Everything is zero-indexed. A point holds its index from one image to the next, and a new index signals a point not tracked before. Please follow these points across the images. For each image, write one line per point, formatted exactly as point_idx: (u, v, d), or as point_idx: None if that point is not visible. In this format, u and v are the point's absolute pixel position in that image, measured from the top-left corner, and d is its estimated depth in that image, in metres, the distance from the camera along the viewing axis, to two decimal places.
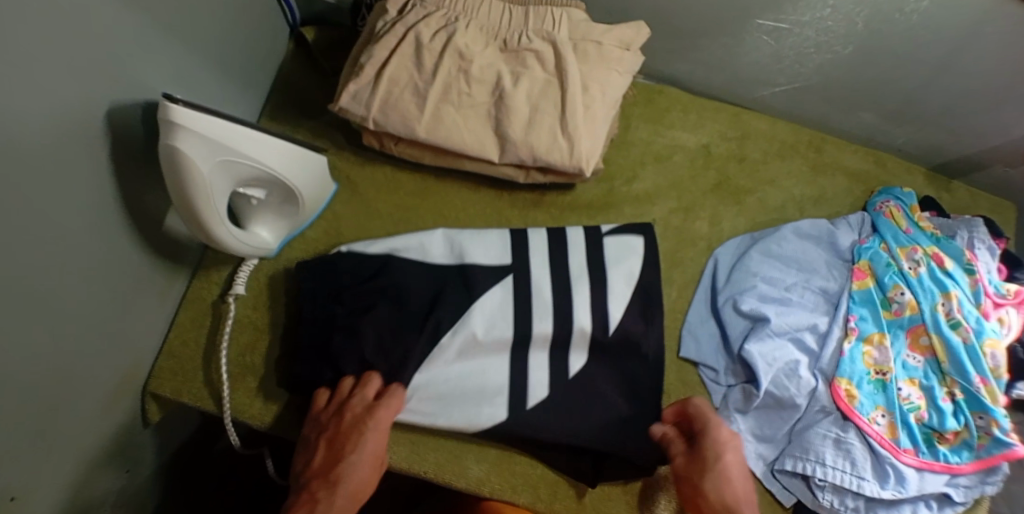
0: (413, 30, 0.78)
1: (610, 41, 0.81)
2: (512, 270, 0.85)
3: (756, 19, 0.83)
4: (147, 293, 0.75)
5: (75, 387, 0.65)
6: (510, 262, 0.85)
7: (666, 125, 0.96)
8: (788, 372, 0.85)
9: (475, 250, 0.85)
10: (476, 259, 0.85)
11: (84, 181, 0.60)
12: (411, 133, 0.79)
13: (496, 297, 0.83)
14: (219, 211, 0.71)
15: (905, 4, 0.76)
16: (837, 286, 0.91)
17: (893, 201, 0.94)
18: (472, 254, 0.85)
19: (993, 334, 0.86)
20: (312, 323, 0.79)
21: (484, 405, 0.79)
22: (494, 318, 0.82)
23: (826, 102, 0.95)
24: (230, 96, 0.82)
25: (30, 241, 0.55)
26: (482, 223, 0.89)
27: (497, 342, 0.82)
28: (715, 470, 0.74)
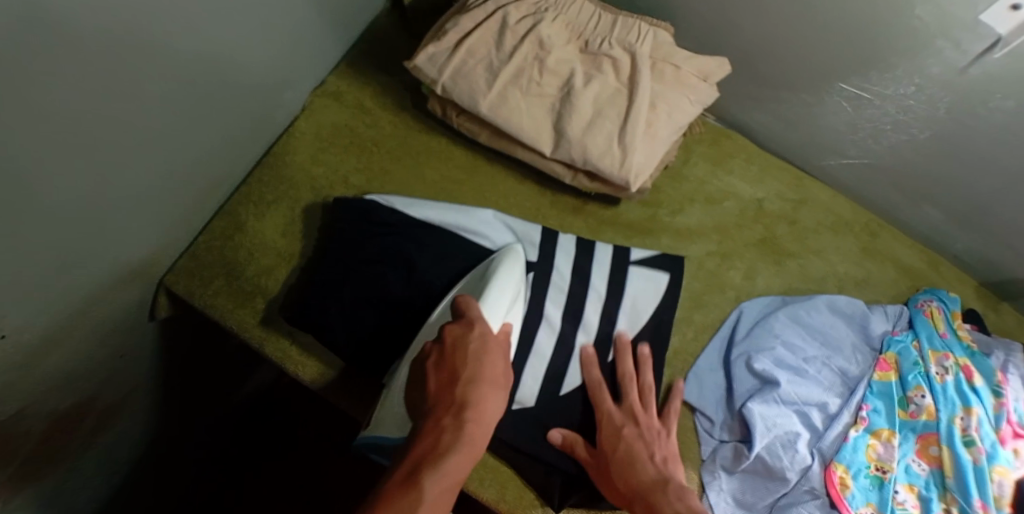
0: (502, 10, 0.81)
1: (689, 68, 0.82)
2: (534, 269, 0.84)
3: (840, 82, 0.83)
4: (191, 188, 0.77)
5: (99, 246, 0.68)
6: (536, 259, 0.85)
7: (726, 170, 0.95)
8: (786, 442, 0.82)
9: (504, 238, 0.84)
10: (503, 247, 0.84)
11: (156, 54, 0.63)
12: (474, 106, 0.80)
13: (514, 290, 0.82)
14: (494, 303, 0.74)
15: (991, 98, 0.76)
16: (857, 371, 0.87)
17: (936, 302, 0.91)
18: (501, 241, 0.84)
19: (1005, 462, 0.81)
20: (336, 252, 0.80)
21: None
22: None
23: (891, 188, 0.93)
24: (320, 30, 0.85)
25: (93, 89, 0.59)
26: (518, 214, 0.89)
27: (503, 331, 0.80)
28: (616, 455, 0.74)
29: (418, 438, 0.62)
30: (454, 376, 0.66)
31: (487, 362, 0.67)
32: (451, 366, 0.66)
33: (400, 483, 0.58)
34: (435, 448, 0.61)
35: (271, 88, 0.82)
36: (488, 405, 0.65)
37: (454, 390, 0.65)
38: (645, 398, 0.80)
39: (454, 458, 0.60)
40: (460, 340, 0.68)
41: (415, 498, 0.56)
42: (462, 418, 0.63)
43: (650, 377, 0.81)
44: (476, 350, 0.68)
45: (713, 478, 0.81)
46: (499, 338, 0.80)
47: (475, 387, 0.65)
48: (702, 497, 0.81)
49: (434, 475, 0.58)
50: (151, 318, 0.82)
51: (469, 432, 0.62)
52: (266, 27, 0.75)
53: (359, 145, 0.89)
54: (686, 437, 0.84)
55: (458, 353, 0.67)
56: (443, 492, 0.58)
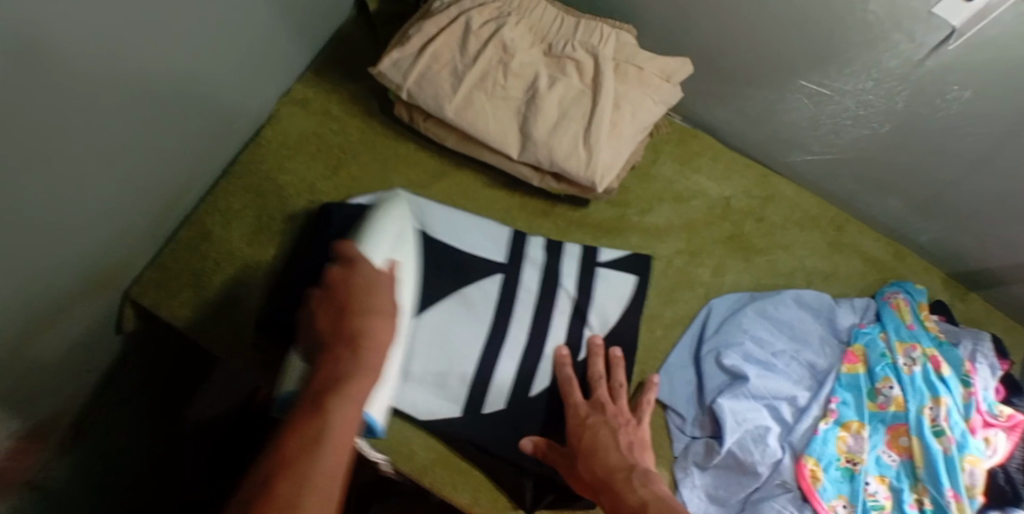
0: (465, 15, 0.81)
1: (652, 69, 0.83)
2: (502, 270, 0.85)
3: (800, 79, 0.85)
4: (156, 196, 0.78)
5: (65, 256, 0.68)
6: (504, 261, 0.85)
7: (693, 169, 0.96)
8: (756, 437, 0.82)
9: (473, 241, 0.86)
10: (472, 249, 0.85)
11: (118, 63, 0.63)
12: (440, 110, 0.81)
13: (480, 291, 0.83)
14: (382, 245, 0.76)
15: (947, 89, 0.77)
16: (825, 364, 0.88)
17: (902, 294, 0.92)
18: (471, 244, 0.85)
19: (975, 451, 0.82)
20: (321, 257, 0.81)
21: (439, 396, 0.80)
22: (475, 307, 0.83)
23: (855, 181, 0.95)
24: (284, 38, 0.86)
25: (54, 98, 0.59)
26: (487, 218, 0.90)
27: (472, 335, 0.82)
28: (582, 447, 0.75)
29: (318, 373, 0.59)
30: (345, 307, 0.62)
31: (379, 293, 0.64)
32: (341, 302, 0.63)
33: (307, 414, 0.55)
34: (335, 378, 0.58)
35: (237, 95, 0.82)
36: (380, 334, 0.62)
37: (343, 320, 0.62)
38: (614, 394, 0.81)
39: (356, 386, 0.58)
40: (342, 279, 0.64)
41: (320, 423, 0.55)
42: (355, 347, 0.60)
43: (621, 376, 0.82)
44: (363, 285, 0.63)
45: (686, 474, 0.82)
46: (467, 339, 0.82)
47: (361, 317, 0.61)
48: (676, 493, 0.82)
49: (340, 401, 0.56)
50: (118, 330, 0.82)
51: (364, 358, 0.59)
52: (229, 34, 0.76)
53: (327, 151, 0.89)
54: (658, 434, 0.85)
55: (342, 289, 0.63)
56: (350, 418, 0.56)
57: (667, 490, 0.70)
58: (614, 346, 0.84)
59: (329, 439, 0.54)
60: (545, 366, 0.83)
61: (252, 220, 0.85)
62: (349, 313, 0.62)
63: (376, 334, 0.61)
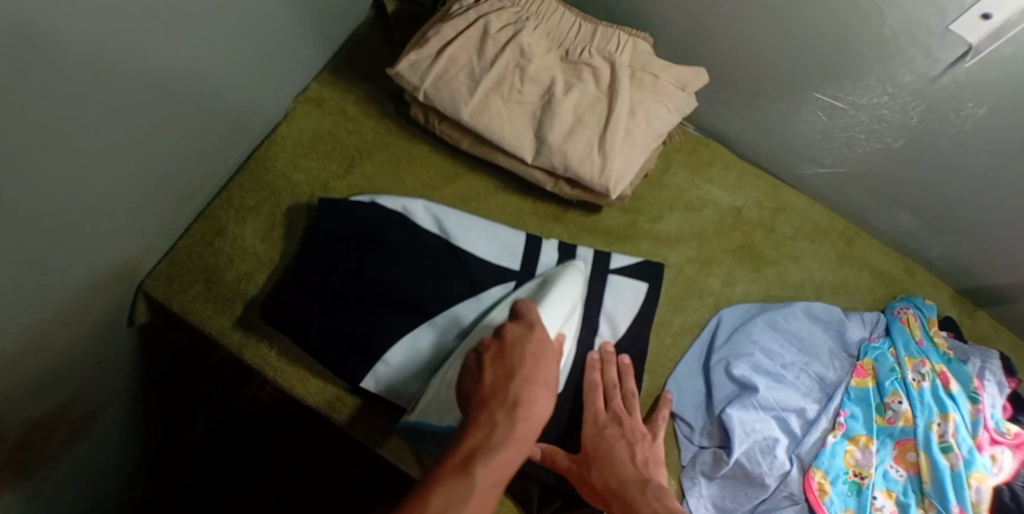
0: (483, 19, 0.82)
1: (667, 77, 0.83)
2: (514, 275, 0.84)
3: (814, 91, 0.85)
4: (170, 192, 0.77)
5: (78, 248, 0.68)
6: (516, 266, 0.85)
7: (704, 178, 0.96)
8: (764, 448, 0.82)
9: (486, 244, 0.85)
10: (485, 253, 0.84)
11: (136, 55, 0.64)
12: (456, 113, 0.81)
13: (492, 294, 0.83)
14: (552, 309, 0.77)
15: (961, 105, 0.77)
16: (835, 377, 0.88)
17: (912, 309, 0.92)
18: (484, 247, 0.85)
19: (982, 468, 0.81)
20: (318, 253, 0.81)
21: None
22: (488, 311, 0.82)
23: (866, 195, 0.95)
24: (301, 37, 0.86)
25: (72, 89, 0.59)
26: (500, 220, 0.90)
27: None
28: (597, 457, 0.74)
29: (471, 427, 0.61)
30: (513, 372, 0.65)
31: (544, 363, 0.67)
32: (508, 361, 0.66)
33: (453, 471, 0.57)
34: (490, 441, 0.60)
35: (253, 93, 0.82)
36: (541, 407, 0.64)
37: (499, 380, 0.65)
38: (629, 405, 0.80)
39: (504, 451, 0.59)
40: (518, 341, 0.68)
41: (468, 485, 0.56)
42: (512, 415, 0.62)
43: (633, 385, 0.81)
44: (532, 351, 0.67)
45: (693, 484, 0.82)
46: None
47: (521, 383, 0.64)
48: (682, 502, 0.81)
49: (487, 465, 0.58)
50: (130, 323, 0.82)
51: (520, 427, 0.61)
52: (247, 32, 0.76)
53: (341, 151, 0.89)
54: (666, 442, 0.85)
55: (512, 352, 0.67)
56: (494, 484, 0.57)
57: (680, 503, 0.68)
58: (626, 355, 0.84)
59: (472, 505, 0.55)
60: (555, 372, 0.82)
61: (266, 217, 0.85)
62: (495, 382, 0.65)
63: (527, 400, 0.64)
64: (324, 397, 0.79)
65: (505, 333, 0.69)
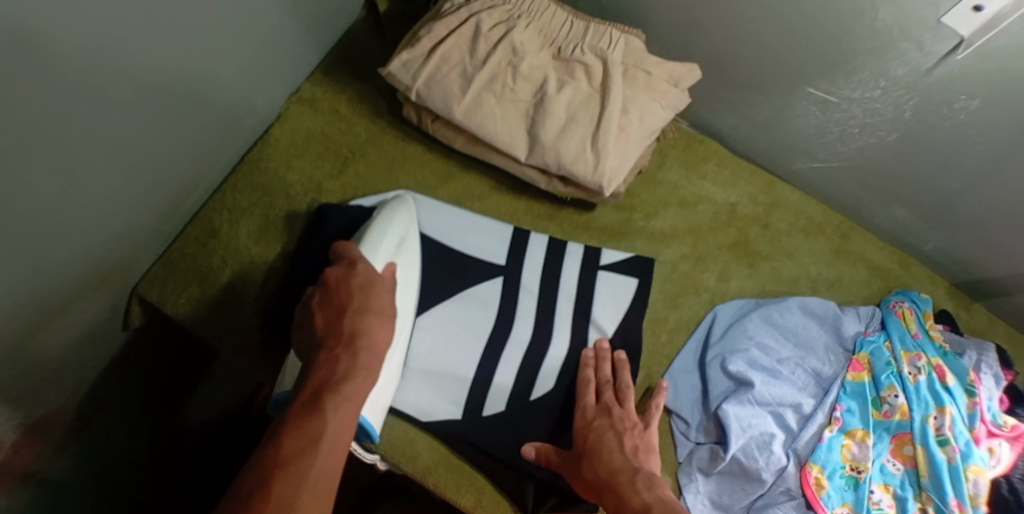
0: (475, 17, 0.81)
1: (660, 74, 0.83)
2: (502, 272, 0.86)
3: (808, 86, 0.85)
4: (163, 194, 0.78)
5: (71, 251, 0.68)
6: (503, 263, 0.86)
7: (699, 174, 0.96)
8: (761, 443, 0.82)
9: (471, 240, 0.87)
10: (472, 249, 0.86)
11: (128, 57, 0.63)
12: (448, 112, 0.81)
13: (483, 291, 0.84)
14: (376, 245, 0.75)
15: (955, 98, 0.77)
16: (830, 372, 0.88)
17: (907, 303, 0.92)
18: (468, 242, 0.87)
19: (979, 461, 0.81)
20: (320, 255, 0.81)
21: (440, 398, 0.79)
22: (479, 308, 0.84)
23: (861, 190, 0.95)
24: (293, 37, 0.86)
25: (64, 93, 0.59)
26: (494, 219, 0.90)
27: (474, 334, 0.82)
28: (587, 449, 0.74)
29: (313, 367, 0.60)
30: (342, 309, 0.64)
31: (375, 296, 0.66)
32: (340, 299, 0.65)
33: (305, 410, 0.57)
34: (334, 375, 0.60)
35: (245, 94, 0.82)
36: (378, 336, 0.64)
37: (338, 322, 0.63)
38: (621, 395, 0.80)
39: (352, 386, 0.59)
40: (343, 279, 0.67)
41: (320, 423, 0.56)
42: (352, 347, 0.62)
43: (628, 378, 0.81)
44: (357, 285, 0.66)
45: (690, 480, 0.82)
46: (468, 338, 0.82)
47: (369, 320, 0.64)
48: (679, 498, 0.82)
49: (335, 398, 0.58)
50: (125, 326, 0.82)
51: (363, 361, 0.61)
52: (238, 33, 0.76)
53: (334, 151, 0.89)
54: (662, 439, 0.85)
55: (340, 289, 0.66)
56: (346, 417, 0.58)
57: (671, 494, 0.69)
58: (618, 349, 0.83)
59: (326, 442, 0.55)
60: (549, 370, 0.83)
61: (260, 219, 0.85)
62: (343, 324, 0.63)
63: (361, 333, 0.63)
64: None
65: (331, 272, 0.68)
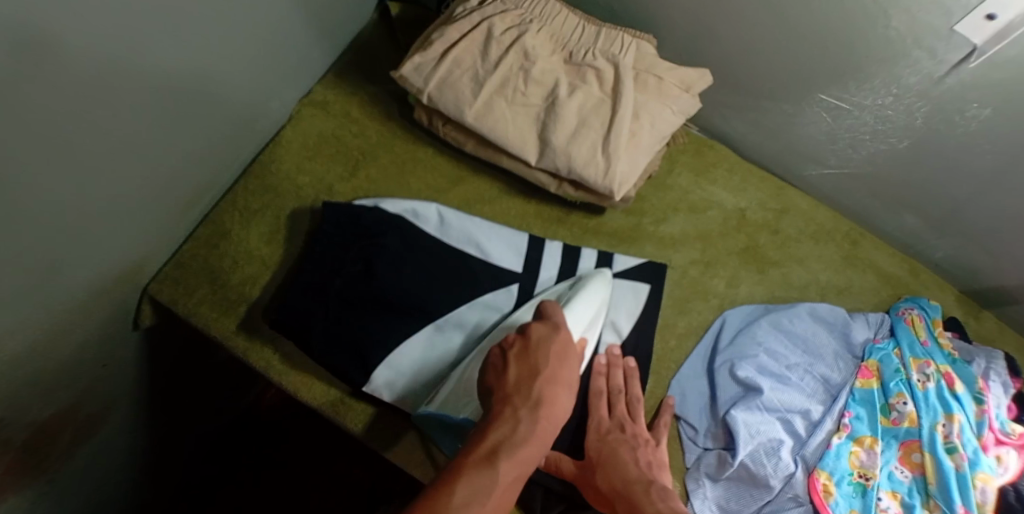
0: (488, 21, 0.82)
1: (672, 79, 0.83)
2: (517, 279, 0.85)
3: (819, 93, 0.85)
4: (174, 195, 0.78)
5: (82, 251, 0.68)
6: (520, 270, 0.85)
7: (709, 180, 0.97)
8: (769, 449, 0.82)
9: (488, 247, 0.85)
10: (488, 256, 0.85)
11: (141, 57, 0.64)
12: (460, 115, 0.81)
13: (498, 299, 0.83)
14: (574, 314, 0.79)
15: (967, 106, 0.77)
16: (840, 378, 0.88)
17: (917, 310, 0.92)
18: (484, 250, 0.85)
19: (987, 468, 0.81)
20: (323, 255, 0.81)
21: None
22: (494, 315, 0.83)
23: (870, 197, 0.95)
24: (306, 39, 0.86)
25: (78, 93, 0.59)
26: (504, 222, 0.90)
27: None
28: (601, 462, 0.74)
29: (494, 421, 0.60)
30: (534, 371, 0.65)
31: (567, 364, 0.67)
32: (534, 362, 0.65)
33: (477, 461, 0.56)
34: (513, 436, 0.59)
35: (257, 95, 0.82)
36: (562, 407, 0.64)
37: (517, 380, 0.64)
38: (634, 409, 0.80)
39: (526, 449, 0.59)
40: (544, 340, 0.68)
41: (491, 478, 0.55)
42: (535, 411, 0.61)
43: (638, 391, 0.82)
44: (556, 351, 0.67)
45: (697, 485, 0.82)
46: None
47: (550, 386, 0.64)
48: (686, 503, 0.81)
49: (510, 458, 0.57)
50: (136, 327, 0.83)
51: (541, 425, 0.61)
52: (251, 36, 0.76)
53: (345, 154, 0.90)
54: (670, 444, 0.85)
55: (538, 351, 0.67)
56: (513, 478, 0.57)
57: (685, 504, 0.68)
58: (631, 358, 0.84)
59: (492, 496, 0.54)
60: None
61: (270, 221, 0.85)
62: (516, 381, 0.64)
63: (540, 396, 0.63)
64: (329, 399, 0.79)
65: (529, 332, 0.68)
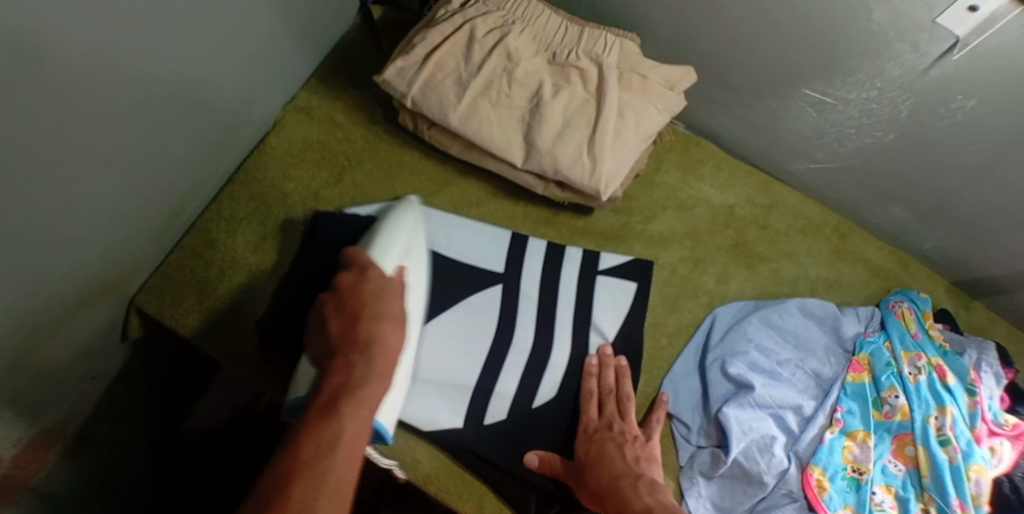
0: (470, 23, 0.81)
1: (656, 77, 0.83)
2: (501, 280, 0.86)
3: (804, 88, 0.85)
4: (159, 206, 0.77)
5: (67, 267, 0.68)
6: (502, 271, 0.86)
7: (696, 177, 0.96)
8: (762, 446, 0.82)
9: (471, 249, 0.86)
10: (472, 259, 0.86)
11: (122, 69, 0.63)
12: (444, 118, 0.81)
13: (482, 300, 0.84)
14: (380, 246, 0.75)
15: (951, 98, 0.77)
16: (831, 373, 0.88)
17: (907, 303, 0.92)
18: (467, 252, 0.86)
19: (981, 460, 0.81)
20: (314, 264, 0.81)
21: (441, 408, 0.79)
22: (478, 317, 0.83)
23: (858, 190, 0.95)
24: (287, 46, 0.85)
25: (58, 107, 0.59)
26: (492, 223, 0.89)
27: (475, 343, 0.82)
28: (591, 460, 0.75)
29: (310, 419, 0.56)
30: (357, 314, 0.64)
31: (389, 300, 0.66)
32: (367, 350, 0.62)
33: (316, 417, 0.57)
34: (348, 383, 0.60)
35: (239, 104, 0.82)
36: (392, 341, 0.64)
37: (351, 327, 0.64)
38: (623, 405, 0.81)
39: (366, 392, 0.59)
40: (358, 316, 0.64)
41: (334, 430, 0.55)
42: (368, 353, 0.62)
43: (628, 388, 0.82)
44: (381, 332, 0.63)
45: (692, 484, 0.82)
46: (468, 351, 0.82)
47: (377, 378, 0.61)
48: (681, 502, 0.81)
49: (340, 460, 0.54)
50: (123, 339, 0.82)
51: (365, 418, 0.58)
52: (232, 45, 0.76)
53: (330, 159, 0.89)
54: (664, 443, 0.85)
55: (353, 295, 0.66)
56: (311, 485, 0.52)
57: (673, 500, 0.69)
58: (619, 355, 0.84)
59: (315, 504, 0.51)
60: (549, 376, 0.83)
61: (257, 229, 0.84)
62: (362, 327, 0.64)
63: (379, 339, 0.63)
64: None
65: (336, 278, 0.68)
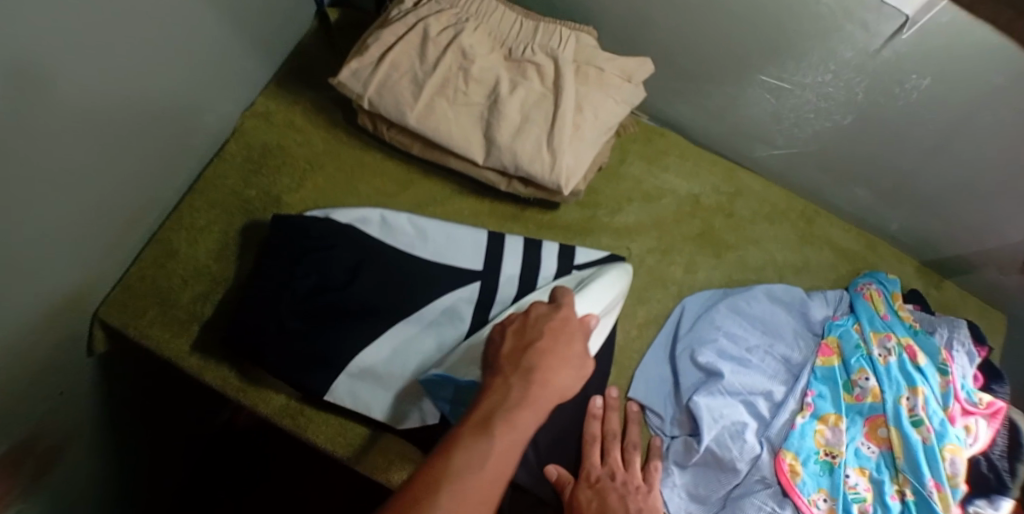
0: (423, 22, 0.81)
1: (613, 69, 0.83)
2: (478, 277, 0.84)
3: (759, 74, 0.85)
4: (116, 218, 0.77)
5: (24, 284, 0.67)
6: (480, 268, 0.84)
7: (661, 167, 0.96)
8: (733, 433, 0.82)
9: (441, 246, 0.85)
10: (442, 256, 0.85)
11: (69, 79, 0.62)
12: (402, 118, 0.81)
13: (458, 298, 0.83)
14: (589, 296, 0.81)
15: (904, 77, 0.77)
16: (800, 357, 0.88)
17: (875, 284, 0.92)
18: (435, 248, 0.85)
19: (956, 439, 0.81)
20: (273, 269, 0.80)
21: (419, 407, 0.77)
22: (453, 316, 0.82)
23: (822, 174, 0.95)
24: (242, 52, 0.85)
25: (10, 121, 0.58)
26: (469, 214, 0.90)
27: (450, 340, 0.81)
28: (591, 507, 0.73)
29: (485, 393, 0.58)
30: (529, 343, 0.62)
31: (577, 339, 0.64)
32: (520, 388, 0.58)
33: (470, 434, 0.53)
34: (505, 402, 0.57)
35: (195, 112, 0.82)
36: (562, 365, 0.61)
37: (518, 349, 0.62)
38: (627, 449, 0.80)
39: (528, 407, 0.57)
40: (542, 316, 0.65)
41: (491, 440, 0.53)
42: (527, 377, 0.59)
43: (635, 434, 0.81)
44: (555, 326, 0.64)
45: (666, 474, 0.81)
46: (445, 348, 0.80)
47: (554, 357, 0.61)
48: None
49: (504, 426, 0.55)
50: (90, 355, 0.82)
51: (538, 388, 0.58)
52: (183, 53, 0.75)
53: (292, 165, 0.89)
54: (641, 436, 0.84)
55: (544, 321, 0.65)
56: (513, 442, 0.54)
57: None
58: (615, 389, 0.83)
59: (488, 473, 0.51)
60: None
61: (221, 241, 0.84)
62: (536, 348, 0.62)
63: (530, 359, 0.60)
64: (287, 412, 0.78)
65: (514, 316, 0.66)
